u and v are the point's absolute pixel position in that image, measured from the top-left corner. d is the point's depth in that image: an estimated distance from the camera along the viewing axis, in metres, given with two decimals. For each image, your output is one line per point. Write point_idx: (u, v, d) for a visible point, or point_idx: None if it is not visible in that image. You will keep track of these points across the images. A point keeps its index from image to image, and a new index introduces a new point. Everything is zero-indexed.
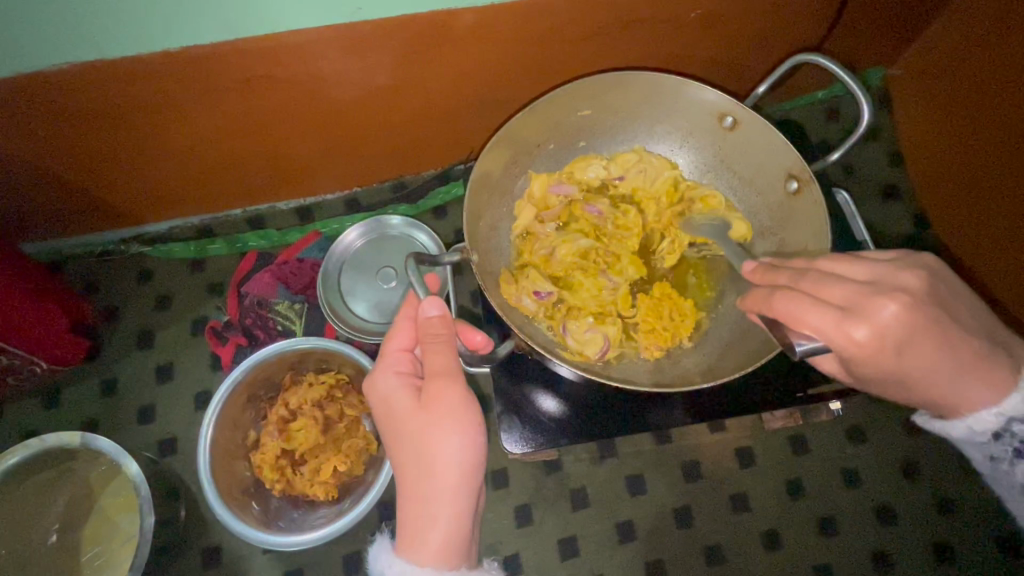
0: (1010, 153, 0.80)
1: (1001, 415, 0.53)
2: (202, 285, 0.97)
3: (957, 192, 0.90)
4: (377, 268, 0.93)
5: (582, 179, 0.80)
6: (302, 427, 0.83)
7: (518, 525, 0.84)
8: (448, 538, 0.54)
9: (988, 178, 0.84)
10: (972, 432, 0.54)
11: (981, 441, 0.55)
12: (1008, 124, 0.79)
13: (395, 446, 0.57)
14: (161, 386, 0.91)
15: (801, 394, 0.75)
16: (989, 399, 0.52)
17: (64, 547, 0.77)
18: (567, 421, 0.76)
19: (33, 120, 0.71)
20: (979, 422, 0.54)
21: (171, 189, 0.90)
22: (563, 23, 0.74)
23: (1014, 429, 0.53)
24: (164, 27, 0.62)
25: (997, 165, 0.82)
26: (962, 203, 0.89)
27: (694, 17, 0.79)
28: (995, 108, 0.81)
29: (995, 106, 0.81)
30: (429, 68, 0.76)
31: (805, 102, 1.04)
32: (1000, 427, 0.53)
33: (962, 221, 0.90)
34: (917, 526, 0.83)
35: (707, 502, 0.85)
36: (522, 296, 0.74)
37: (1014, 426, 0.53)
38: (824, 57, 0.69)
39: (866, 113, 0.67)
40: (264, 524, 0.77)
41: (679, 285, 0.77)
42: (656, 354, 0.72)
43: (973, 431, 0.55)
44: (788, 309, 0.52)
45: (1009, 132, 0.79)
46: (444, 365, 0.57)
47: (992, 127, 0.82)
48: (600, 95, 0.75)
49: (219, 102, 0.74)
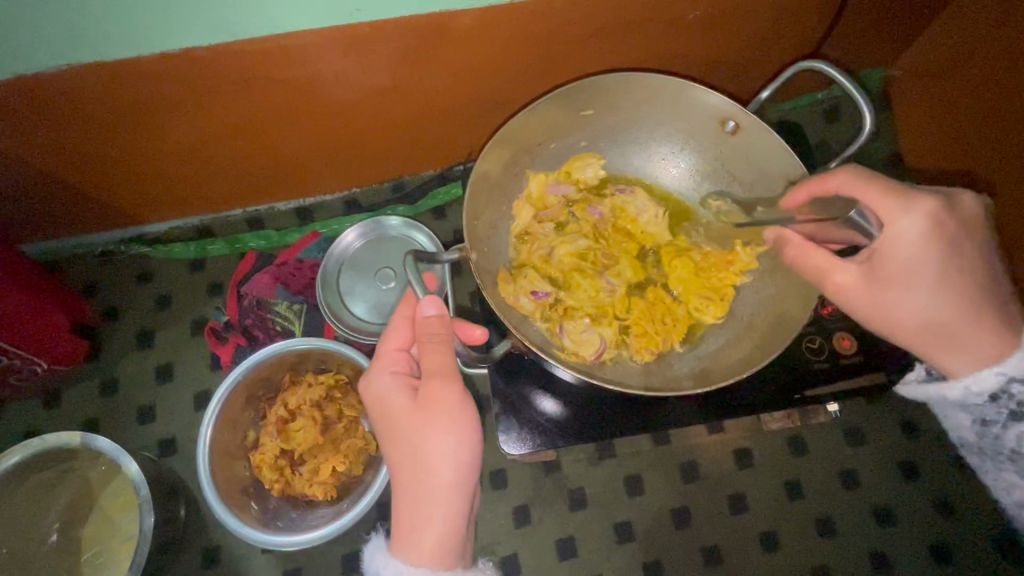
0: (1000, 157, 0.80)
1: (1002, 375, 0.57)
2: (201, 285, 0.97)
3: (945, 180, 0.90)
4: (376, 268, 0.93)
5: (579, 179, 0.81)
6: (301, 427, 0.83)
7: (516, 525, 0.84)
8: (442, 537, 0.54)
9: (976, 176, 0.85)
10: (968, 393, 0.60)
11: (977, 403, 0.60)
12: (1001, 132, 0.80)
13: (390, 445, 0.58)
14: (161, 385, 0.92)
15: (799, 395, 0.75)
16: (996, 362, 0.57)
17: (65, 547, 0.78)
18: (564, 421, 0.76)
19: (33, 121, 0.71)
20: (977, 385, 0.58)
21: (168, 188, 0.90)
22: (560, 24, 0.74)
23: (1011, 391, 0.58)
24: (164, 30, 0.63)
25: (985, 165, 0.83)
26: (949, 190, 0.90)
27: (693, 18, 0.78)
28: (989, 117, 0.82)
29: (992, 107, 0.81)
30: (428, 69, 0.76)
31: (805, 104, 1.04)
32: (998, 389, 0.58)
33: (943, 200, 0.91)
34: (916, 527, 0.83)
35: (705, 502, 0.85)
36: (519, 296, 0.74)
37: (1013, 388, 0.58)
38: (827, 63, 0.69)
39: (868, 118, 0.67)
40: (262, 524, 0.77)
41: (664, 304, 0.75)
42: (648, 357, 0.73)
43: (970, 392, 0.60)
44: (850, 188, 0.61)
45: (1002, 140, 0.80)
46: (440, 364, 0.57)
47: (982, 133, 0.83)
48: (603, 97, 0.75)
49: (218, 104, 0.75)
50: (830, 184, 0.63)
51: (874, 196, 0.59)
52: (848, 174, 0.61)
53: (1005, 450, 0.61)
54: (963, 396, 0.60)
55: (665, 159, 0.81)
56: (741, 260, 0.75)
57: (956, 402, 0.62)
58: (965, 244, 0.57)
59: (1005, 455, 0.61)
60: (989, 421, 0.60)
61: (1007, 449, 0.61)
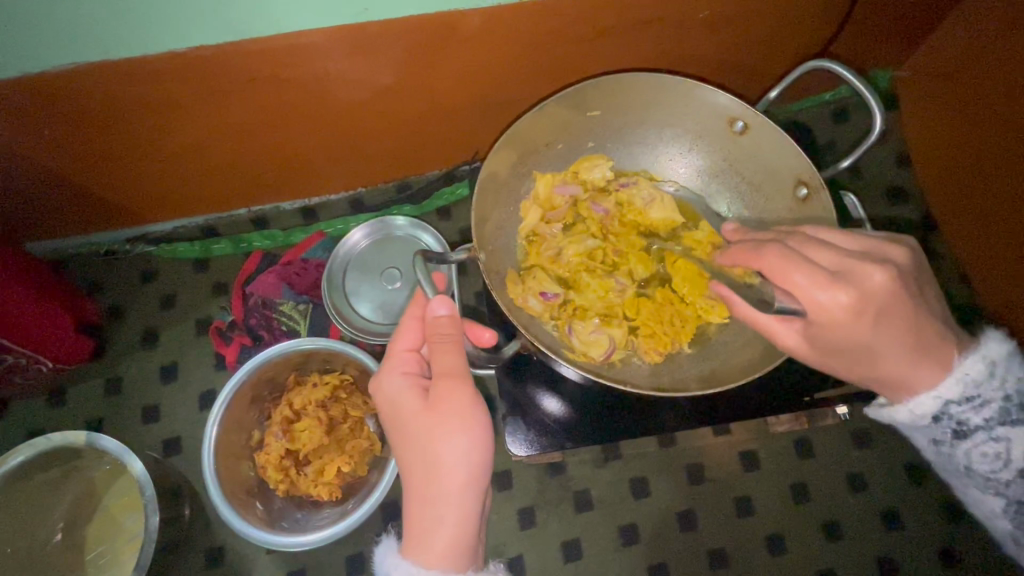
0: (1000, 162, 0.81)
1: (939, 398, 0.55)
2: (206, 285, 0.97)
3: (955, 186, 0.90)
4: (382, 268, 0.93)
5: (586, 179, 0.80)
6: (306, 427, 0.83)
7: (521, 526, 0.84)
8: (453, 540, 0.54)
9: (981, 180, 0.85)
10: (914, 415, 0.57)
11: (924, 425, 0.57)
12: (1000, 137, 0.80)
13: (401, 448, 0.57)
14: (165, 385, 0.92)
15: (807, 398, 0.75)
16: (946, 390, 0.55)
17: (70, 546, 0.78)
18: (570, 423, 0.76)
19: (40, 119, 0.71)
20: (919, 408, 0.56)
21: (173, 187, 0.89)
22: (569, 24, 0.73)
23: (952, 412, 0.55)
24: (172, 29, 0.62)
25: (988, 172, 0.83)
26: (958, 198, 0.90)
27: (702, 18, 0.78)
28: (988, 124, 0.82)
29: (994, 113, 0.81)
30: (435, 69, 0.76)
31: (813, 104, 1.03)
32: (939, 411, 0.56)
33: (952, 203, 0.91)
34: (923, 530, 0.83)
35: (711, 504, 0.85)
36: (528, 296, 0.73)
37: (952, 409, 0.55)
38: (837, 62, 0.70)
39: (879, 118, 0.67)
40: (268, 524, 0.77)
41: (674, 303, 0.75)
42: (656, 358, 0.72)
43: (914, 415, 0.57)
44: (777, 268, 0.54)
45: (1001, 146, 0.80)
46: (452, 366, 0.57)
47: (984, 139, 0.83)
48: (610, 97, 0.75)
49: (225, 103, 0.74)
50: (760, 260, 0.56)
51: (799, 283, 0.53)
52: (774, 251, 0.55)
53: (959, 467, 0.58)
54: (909, 419, 0.57)
55: (671, 159, 0.81)
56: None
57: (905, 424, 0.59)
58: (905, 310, 0.53)
59: (959, 470, 0.59)
60: (941, 441, 0.58)
61: (962, 466, 0.58)
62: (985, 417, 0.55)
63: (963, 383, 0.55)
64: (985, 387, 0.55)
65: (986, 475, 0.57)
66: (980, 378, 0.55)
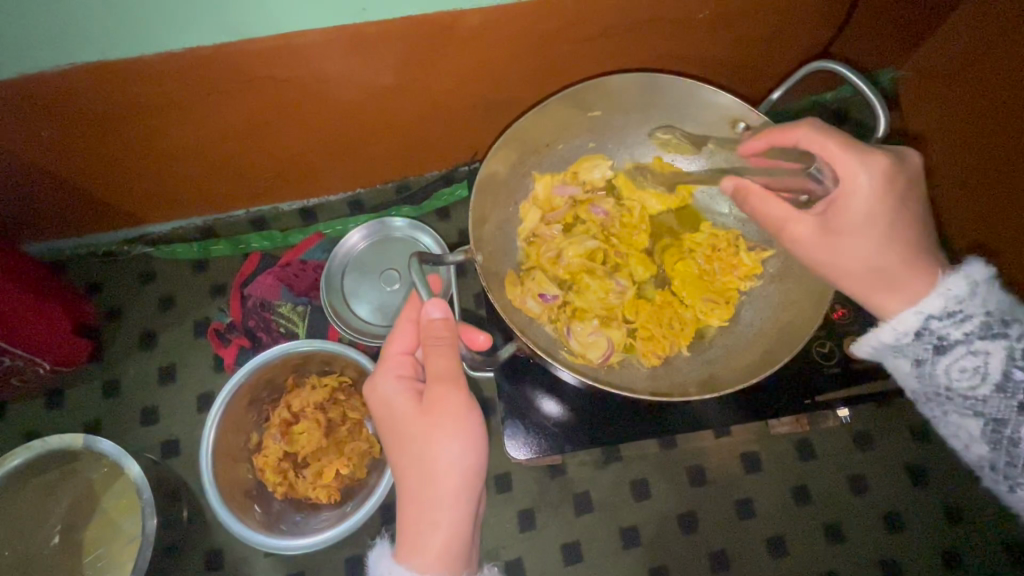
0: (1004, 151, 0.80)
1: (920, 312, 0.56)
2: (205, 286, 0.96)
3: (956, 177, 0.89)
4: (380, 269, 0.93)
5: (587, 179, 0.79)
6: (304, 430, 0.83)
7: (521, 528, 0.83)
8: (447, 544, 0.53)
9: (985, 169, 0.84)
10: (897, 334, 0.57)
11: (906, 343, 0.57)
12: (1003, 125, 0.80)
13: (396, 451, 0.57)
14: (164, 387, 0.91)
15: (810, 400, 0.74)
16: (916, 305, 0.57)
17: (67, 549, 0.77)
18: (568, 425, 0.76)
19: (35, 119, 0.70)
20: (902, 321, 0.57)
21: (171, 188, 0.89)
22: (568, 25, 0.73)
23: (933, 326, 0.55)
24: (167, 30, 0.62)
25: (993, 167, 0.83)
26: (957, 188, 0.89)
27: (700, 18, 0.77)
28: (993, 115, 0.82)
29: (999, 120, 0.80)
30: (432, 69, 0.76)
31: (816, 104, 1.03)
32: (920, 325, 0.56)
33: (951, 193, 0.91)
34: (927, 532, 0.82)
35: (712, 507, 0.84)
36: (526, 298, 0.73)
37: (933, 324, 0.55)
38: (837, 62, 0.69)
39: (882, 119, 0.66)
40: (266, 527, 0.76)
41: (674, 305, 0.75)
42: (655, 360, 0.72)
43: (897, 332, 0.57)
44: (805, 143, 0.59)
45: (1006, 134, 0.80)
46: (445, 369, 0.56)
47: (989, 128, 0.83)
48: (611, 96, 0.74)
49: (222, 103, 0.74)
50: (791, 137, 0.61)
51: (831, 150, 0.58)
52: (809, 125, 0.59)
53: (943, 390, 0.56)
54: (892, 338, 0.58)
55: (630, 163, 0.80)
56: (746, 261, 0.74)
57: (887, 350, 0.59)
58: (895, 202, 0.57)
59: (944, 394, 0.56)
60: (924, 360, 0.56)
61: (943, 386, 0.56)
62: (966, 331, 0.54)
63: (945, 298, 0.55)
64: (968, 303, 0.54)
65: (965, 394, 0.54)
66: (963, 293, 0.54)
